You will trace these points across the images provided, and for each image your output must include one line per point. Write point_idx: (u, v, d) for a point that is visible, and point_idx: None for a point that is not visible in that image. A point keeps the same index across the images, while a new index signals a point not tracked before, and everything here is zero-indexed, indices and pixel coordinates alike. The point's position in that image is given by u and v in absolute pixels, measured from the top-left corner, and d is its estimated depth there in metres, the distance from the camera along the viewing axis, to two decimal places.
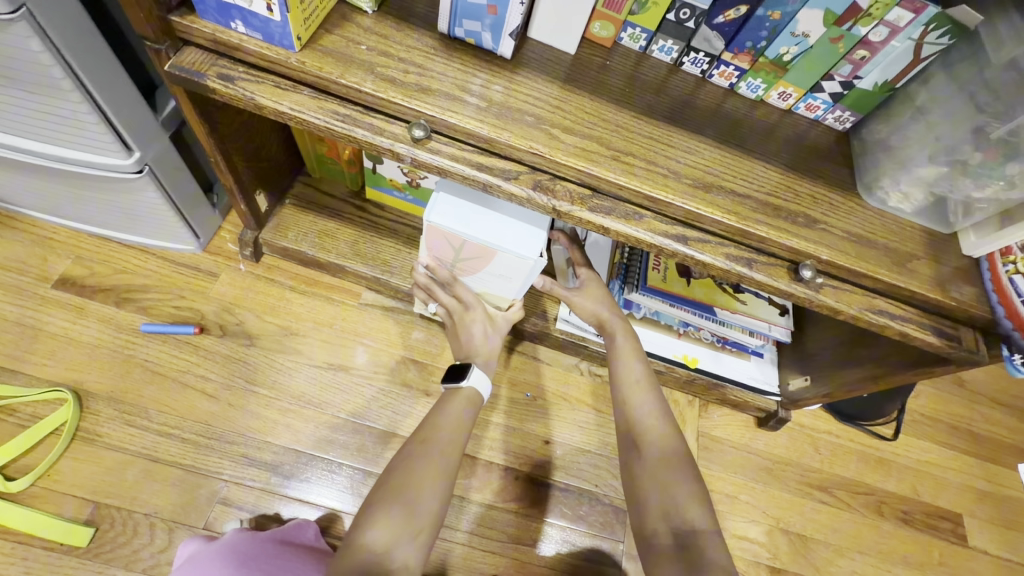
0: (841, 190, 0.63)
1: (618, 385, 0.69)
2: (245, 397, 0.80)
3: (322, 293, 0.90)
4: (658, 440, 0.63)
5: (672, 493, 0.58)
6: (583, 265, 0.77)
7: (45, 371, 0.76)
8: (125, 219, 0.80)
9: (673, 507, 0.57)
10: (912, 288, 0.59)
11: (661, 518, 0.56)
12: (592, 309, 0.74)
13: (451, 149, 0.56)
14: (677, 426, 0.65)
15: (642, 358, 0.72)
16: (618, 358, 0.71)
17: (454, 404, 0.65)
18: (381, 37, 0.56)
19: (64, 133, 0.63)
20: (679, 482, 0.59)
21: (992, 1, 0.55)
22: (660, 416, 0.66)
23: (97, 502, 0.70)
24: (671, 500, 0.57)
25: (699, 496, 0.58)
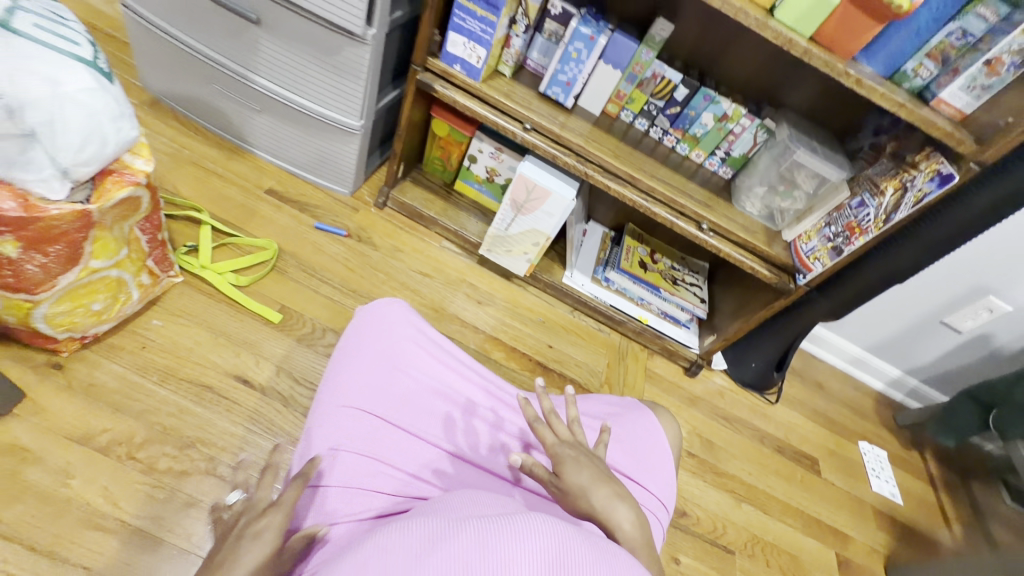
0: (723, 198, 1.25)
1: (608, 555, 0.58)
2: (371, 274, 1.26)
3: (419, 233, 1.41)
4: None
5: None
6: (564, 440, 0.68)
7: (257, 232, 1.20)
8: (321, 162, 1.31)
9: None
10: (754, 242, 1.18)
11: None
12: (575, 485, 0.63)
13: (539, 137, 1.16)
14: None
15: (629, 502, 0.61)
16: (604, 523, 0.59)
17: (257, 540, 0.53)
18: (512, 86, 1.19)
19: (338, 102, 1.18)
20: None
21: (781, 116, 1.20)
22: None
23: (282, 303, 1.10)
24: None
25: None
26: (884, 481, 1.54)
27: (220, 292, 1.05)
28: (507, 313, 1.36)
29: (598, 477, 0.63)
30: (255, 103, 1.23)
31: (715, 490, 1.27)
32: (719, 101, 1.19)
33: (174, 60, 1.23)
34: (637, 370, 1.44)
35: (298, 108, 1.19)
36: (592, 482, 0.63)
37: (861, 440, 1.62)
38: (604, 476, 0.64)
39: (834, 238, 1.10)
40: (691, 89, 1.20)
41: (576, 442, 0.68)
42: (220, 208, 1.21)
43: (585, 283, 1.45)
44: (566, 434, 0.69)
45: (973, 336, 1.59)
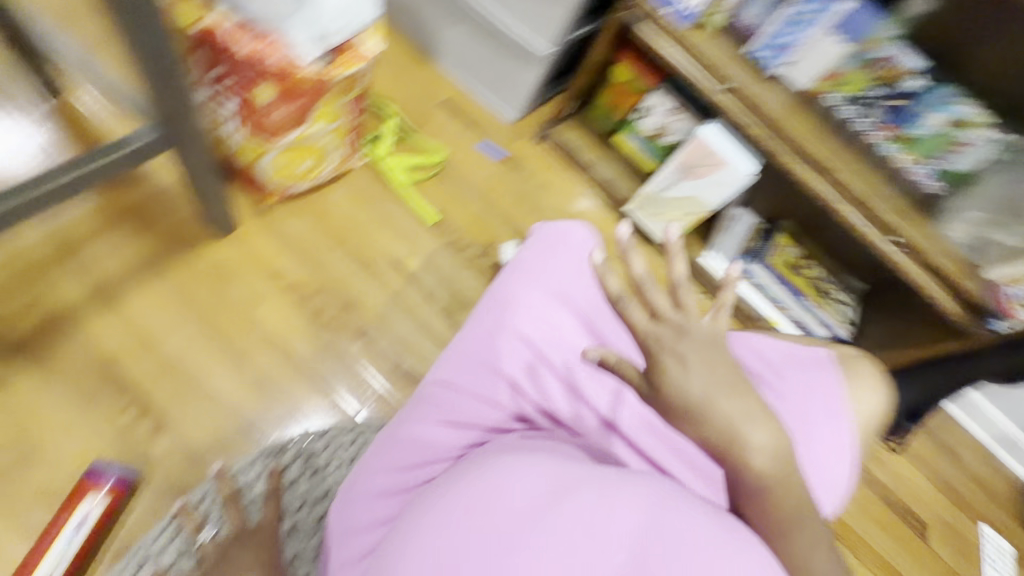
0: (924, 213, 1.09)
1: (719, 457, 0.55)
2: (520, 203, 1.29)
3: (570, 176, 1.40)
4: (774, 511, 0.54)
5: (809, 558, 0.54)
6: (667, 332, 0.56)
7: (428, 136, 1.27)
8: (498, 83, 1.33)
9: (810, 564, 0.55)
10: (948, 271, 1.03)
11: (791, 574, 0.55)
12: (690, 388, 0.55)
13: (732, 100, 1.08)
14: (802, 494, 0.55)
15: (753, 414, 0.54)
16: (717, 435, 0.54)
17: None
18: (717, 40, 1.11)
19: (537, 24, 1.18)
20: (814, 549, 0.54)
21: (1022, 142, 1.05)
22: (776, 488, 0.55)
23: (440, 207, 1.17)
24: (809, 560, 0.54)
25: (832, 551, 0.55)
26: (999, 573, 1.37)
27: (393, 182, 1.13)
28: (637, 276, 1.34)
29: (729, 388, 0.55)
30: (456, 13, 1.26)
31: None
32: (959, 104, 1.04)
33: None
34: None
35: (495, 24, 1.21)
36: (715, 391, 0.55)
37: (986, 524, 1.43)
38: (730, 390, 0.55)
39: None
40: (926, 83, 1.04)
41: (676, 319, 0.56)
42: (402, 107, 1.28)
43: (725, 268, 1.39)
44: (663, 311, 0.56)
45: None
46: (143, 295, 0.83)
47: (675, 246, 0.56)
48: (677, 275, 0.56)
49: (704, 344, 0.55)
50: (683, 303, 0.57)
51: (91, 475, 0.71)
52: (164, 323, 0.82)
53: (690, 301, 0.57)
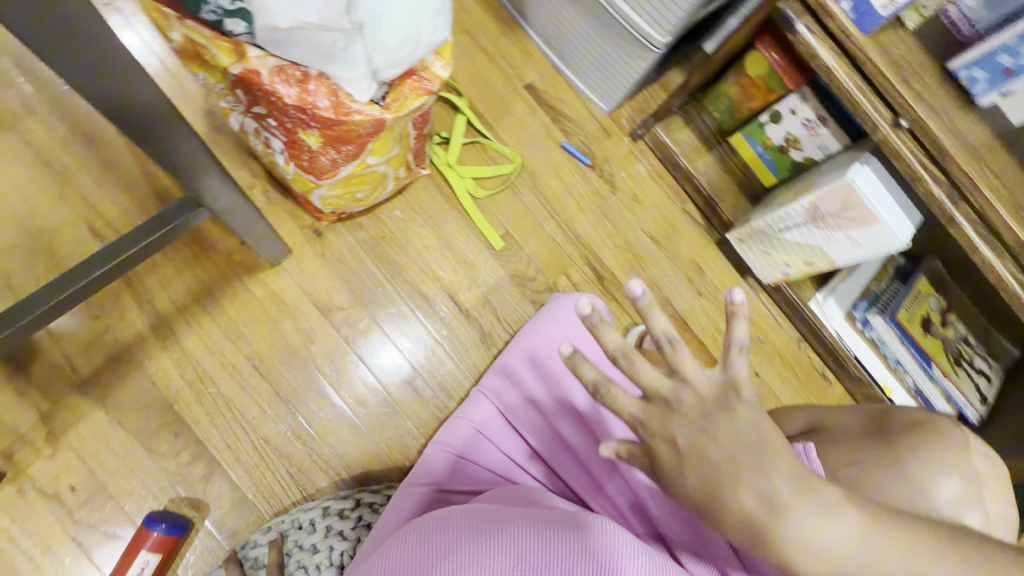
0: None
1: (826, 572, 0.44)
2: (599, 222, 1.11)
3: (665, 186, 1.18)
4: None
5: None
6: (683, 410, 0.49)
7: (503, 135, 1.09)
8: (596, 68, 1.09)
9: None
10: None
11: None
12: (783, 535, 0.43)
13: (908, 144, 0.78)
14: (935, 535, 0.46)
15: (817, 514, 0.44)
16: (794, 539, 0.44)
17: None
18: (907, 48, 0.79)
19: (652, 6, 0.90)
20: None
21: None
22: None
23: (507, 229, 1.03)
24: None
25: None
26: None
27: (457, 199, 1.01)
28: (725, 317, 1.16)
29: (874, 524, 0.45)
30: None
31: None
32: None
33: None
34: None
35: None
36: (863, 536, 0.44)
37: None
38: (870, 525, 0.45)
39: None
40: None
41: (705, 382, 0.48)
42: (478, 95, 1.10)
43: (836, 318, 1.14)
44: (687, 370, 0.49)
45: None
46: (199, 332, 0.82)
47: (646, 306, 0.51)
48: (732, 345, 0.49)
49: (789, 469, 0.45)
50: (730, 370, 0.49)
51: (150, 523, 0.70)
52: (216, 364, 0.82)
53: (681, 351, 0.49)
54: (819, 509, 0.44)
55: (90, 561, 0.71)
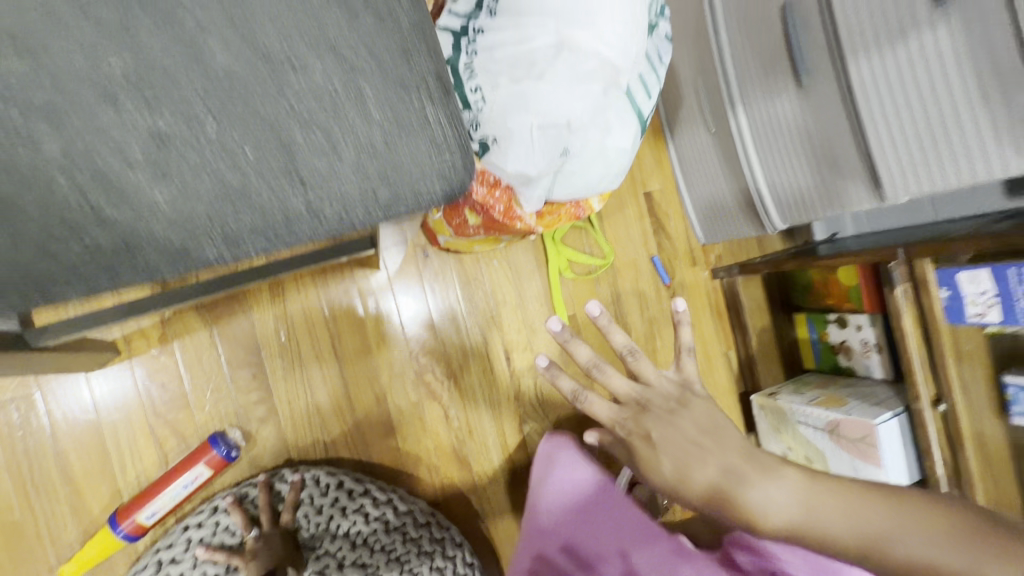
0: None
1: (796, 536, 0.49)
2: (652, 336, 1.22)
3: (720, 327, 1.29)
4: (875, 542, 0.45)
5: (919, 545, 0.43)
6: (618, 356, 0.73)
7: (606, 228, 1.19)
8: (711, 207, 1.18)
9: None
10: None
11: None
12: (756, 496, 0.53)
13: (934, 423, 0.90)
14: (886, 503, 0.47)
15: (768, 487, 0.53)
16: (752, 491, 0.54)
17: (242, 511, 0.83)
18: (976, 344, 0.88)
19: (785, 199, 0.99)
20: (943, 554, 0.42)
21: None
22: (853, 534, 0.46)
23: (575, 310, 1.15)
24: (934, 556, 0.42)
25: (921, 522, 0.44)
26: None
27: (546, 269, 1.12)
28: None
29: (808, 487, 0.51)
30: (712, 124, 1.07)
31: None
32: None
33: (684, 23, 1.05)
34: None
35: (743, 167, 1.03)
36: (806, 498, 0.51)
37: None
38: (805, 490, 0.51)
39: None
40: None
41: (664, 391, 0.70)
42: None
43: None
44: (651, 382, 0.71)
45: None
46: (301, 299, 0.95)
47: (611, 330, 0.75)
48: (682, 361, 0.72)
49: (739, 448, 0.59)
50: (681, 372, 0.72)
51: (213, 442, 0.85)
52: (305, 330, 0.95)
53: (642, 363, 0.72)
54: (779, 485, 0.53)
55: (155, 448, 0.88)
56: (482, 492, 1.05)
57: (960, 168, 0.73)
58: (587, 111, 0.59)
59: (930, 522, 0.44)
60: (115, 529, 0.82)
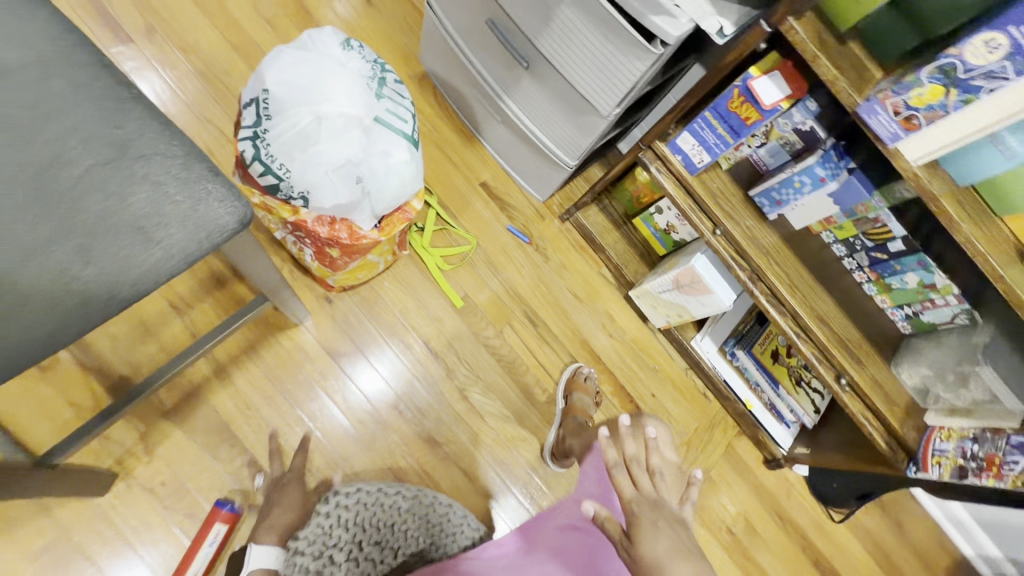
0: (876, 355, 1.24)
1: None
2: (534, 283, 1.50)
3: (586, 255, 1.58)
4: None
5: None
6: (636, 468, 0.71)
7: (463, 221, 1.48)
8: (531, 172, 1.49)
9: None
10: (884, 411, 1.18)
11: None
12: None
13: (722, 243, 1.20)
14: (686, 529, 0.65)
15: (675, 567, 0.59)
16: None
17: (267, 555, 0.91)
18: (720, 183, 1.23)
19: (565, 144, 1.30)
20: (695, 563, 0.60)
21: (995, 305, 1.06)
22: None
23: (465, 291, 1.42)
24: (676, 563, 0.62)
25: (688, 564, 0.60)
26: None
27: (429, 271, 1.39)
28: (629, 351, 1.55)
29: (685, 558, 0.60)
30: (497, 115, 1.40)
31: (736, 566, 1.51)
32: (933, 272, 1.06)
33: (448, 57, 1.41)
34: (720, 441, 1.59)
35: (527, 134, 1.35)
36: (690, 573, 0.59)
37: None
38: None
39: (968, 458, 1.08)
40: (909, 248, 1.07)
41: (659, 494, 0.69)
42: (445, 191, 1.49)
43: (710, 351, 1.54)
44: (648, 489, 0.70)
45: None
46: (245, 373, 1.17)
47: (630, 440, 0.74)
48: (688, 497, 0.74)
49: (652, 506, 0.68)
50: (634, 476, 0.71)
51: (220, 505, 1.04)
52: (259, 396, 1.17)
53: (660, 486, 0.70)
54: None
55: (174, 533, 1.06)
56: (453, 456, 1.28)
57: (623, 79, 1.02)
58: (356, 149, 0.87)
59: None
60: None
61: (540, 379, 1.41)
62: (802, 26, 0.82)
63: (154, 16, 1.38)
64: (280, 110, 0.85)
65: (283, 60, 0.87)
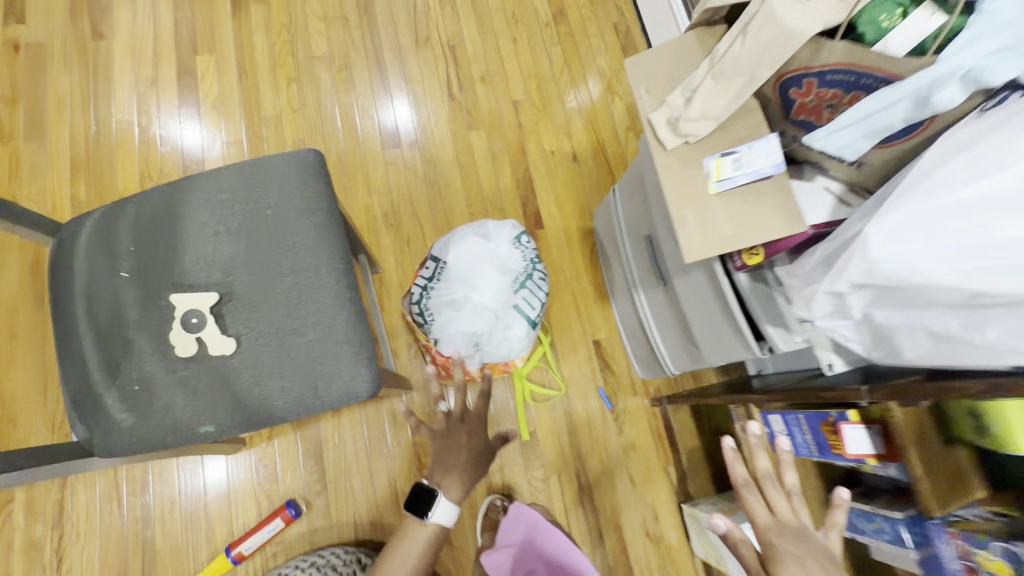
0: None
1: None
2: (598, 448, 1.61)
3: (660, 446, 1.63)
4: None
5: None
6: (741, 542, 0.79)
7: (563, 366, 1.66)
8: (640, 350, 1.60)
9: None
10: None
11: None
12: None
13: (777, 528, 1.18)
14: None
15: None
16: None
17: (421, 532, 1.10)
18: (806, 469, 1.19)
19: (675, 352, 1.39)
20: None
21: None
22: None
23: (535, 427, 1.59)
24: None
25: None
26: None
27: (514, 396, 1.60)
28: (658, 556, 1.55)
29: None
30: (629, 295, 1.56)
31: None
32: None
33: (609, 233, 1.63)
34: None
35: (646, 325, 1.48)
36: None
37: None
38: None
39: None
40: None
41: (796, 525, 0.80)
42: (561, 335, 1.69)
43: None
44: (783, 514, 0.82)
45: None
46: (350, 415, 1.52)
47: (760, 447, 0.88)
48: (832, 523, 0.82)
49: (824, 562, 0.75)
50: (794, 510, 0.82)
51: (288, 505, 1.39)
52: (350, 436, 1.49)
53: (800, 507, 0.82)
54: None
55: (256, 506, 1.43)
56: (458, 560, 1.48)
57: (734, 347, 1.09)
58: (483, 324, 1.13)
59: None
60: (228, 552, 1.36)
61: None
62: (902, 413, 0.81)
63: (420, 127, 1.85)
64: (447, 273, 1.16)
65: (465, 241, 1.17)
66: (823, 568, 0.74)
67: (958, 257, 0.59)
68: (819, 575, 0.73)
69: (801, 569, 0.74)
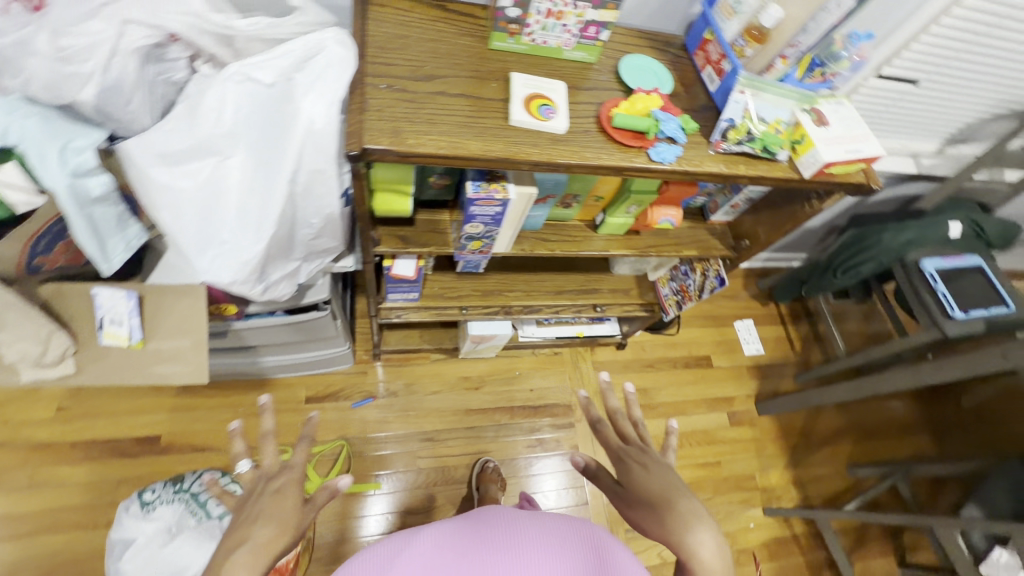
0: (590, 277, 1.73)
1: (673, 542, 0.72)
2: (402, 416, 1.84)
3: (412, 361, 1.92)
4: (698, 542, 0.71)
5: (692, 511, 0.74)
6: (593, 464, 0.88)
7: (323, 437, 1.74)
8: (324, 364, 1.74)
9: (683, 524, 0.72)
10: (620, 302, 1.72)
11: (702, 519, 0.73)
12: (651, 490, 0.78)
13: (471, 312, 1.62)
14: (692, 499, 0.76)
15: (696, 517, 0.73)
16: (674, 530, 0.72)
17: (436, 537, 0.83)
18: (434, 280, 1.57)
19: (326, 344, 1.58)
20: (681, 510, 0.74)
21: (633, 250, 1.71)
22: (711, 548, 0.70)
23: (373, 474, 1.73)
24: (664, 512, 0.75)
25: (697, 506, 0.74)
26: (752, 342, 2.34)
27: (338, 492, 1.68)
28: (494, 382, 1.97)
29: (685, 499, 0.76)
30: (263, 367, 1.63)
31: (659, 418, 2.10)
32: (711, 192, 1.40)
33: None
34: (588, 366, 2.09)
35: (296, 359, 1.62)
36: (682, 516, 0.73)
37: (735, 322, 2.36)
38: (693, 509, 0.74)
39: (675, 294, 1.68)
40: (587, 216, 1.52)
41: (638, 443, 0.87)
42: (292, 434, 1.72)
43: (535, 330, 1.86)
44: (630, 436, 0.89)
45: (818, 228, 2.19)
46: None
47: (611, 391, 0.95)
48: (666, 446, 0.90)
49: (658, 470, 0.81)
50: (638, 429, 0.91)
51: None
52: None
53: (648, 434, 0.90)
54: (693, 521, 0.72)
55: None
56: None
57: (322, 321, 1.30)
58: None
59: (711, 529, 0.72)
60: None
61: (468, 461, 1.82)
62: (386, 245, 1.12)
63: None
64: None
65: (130, 570, 1.09)
66: (657, 469, 0.81)
67: (233, 228, 0.84)
68: (661, 482, 0.79)
69: (638, 469, 0.82)
